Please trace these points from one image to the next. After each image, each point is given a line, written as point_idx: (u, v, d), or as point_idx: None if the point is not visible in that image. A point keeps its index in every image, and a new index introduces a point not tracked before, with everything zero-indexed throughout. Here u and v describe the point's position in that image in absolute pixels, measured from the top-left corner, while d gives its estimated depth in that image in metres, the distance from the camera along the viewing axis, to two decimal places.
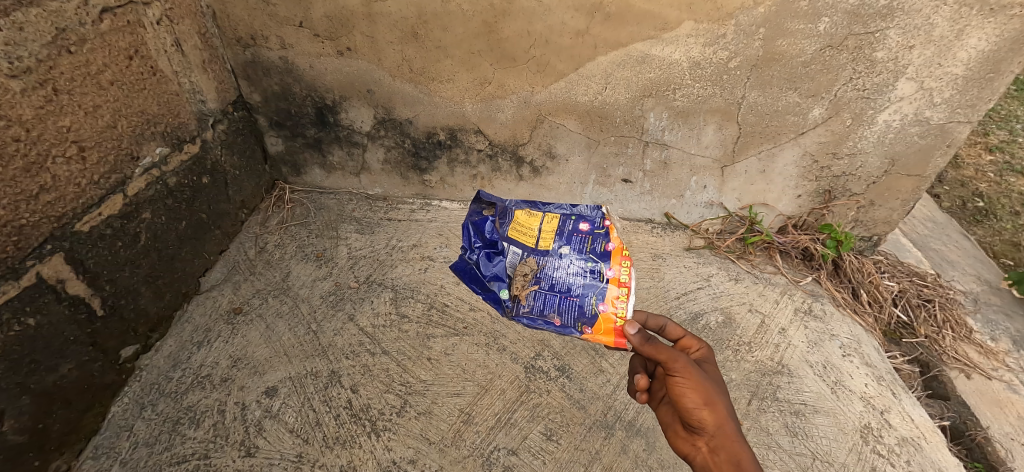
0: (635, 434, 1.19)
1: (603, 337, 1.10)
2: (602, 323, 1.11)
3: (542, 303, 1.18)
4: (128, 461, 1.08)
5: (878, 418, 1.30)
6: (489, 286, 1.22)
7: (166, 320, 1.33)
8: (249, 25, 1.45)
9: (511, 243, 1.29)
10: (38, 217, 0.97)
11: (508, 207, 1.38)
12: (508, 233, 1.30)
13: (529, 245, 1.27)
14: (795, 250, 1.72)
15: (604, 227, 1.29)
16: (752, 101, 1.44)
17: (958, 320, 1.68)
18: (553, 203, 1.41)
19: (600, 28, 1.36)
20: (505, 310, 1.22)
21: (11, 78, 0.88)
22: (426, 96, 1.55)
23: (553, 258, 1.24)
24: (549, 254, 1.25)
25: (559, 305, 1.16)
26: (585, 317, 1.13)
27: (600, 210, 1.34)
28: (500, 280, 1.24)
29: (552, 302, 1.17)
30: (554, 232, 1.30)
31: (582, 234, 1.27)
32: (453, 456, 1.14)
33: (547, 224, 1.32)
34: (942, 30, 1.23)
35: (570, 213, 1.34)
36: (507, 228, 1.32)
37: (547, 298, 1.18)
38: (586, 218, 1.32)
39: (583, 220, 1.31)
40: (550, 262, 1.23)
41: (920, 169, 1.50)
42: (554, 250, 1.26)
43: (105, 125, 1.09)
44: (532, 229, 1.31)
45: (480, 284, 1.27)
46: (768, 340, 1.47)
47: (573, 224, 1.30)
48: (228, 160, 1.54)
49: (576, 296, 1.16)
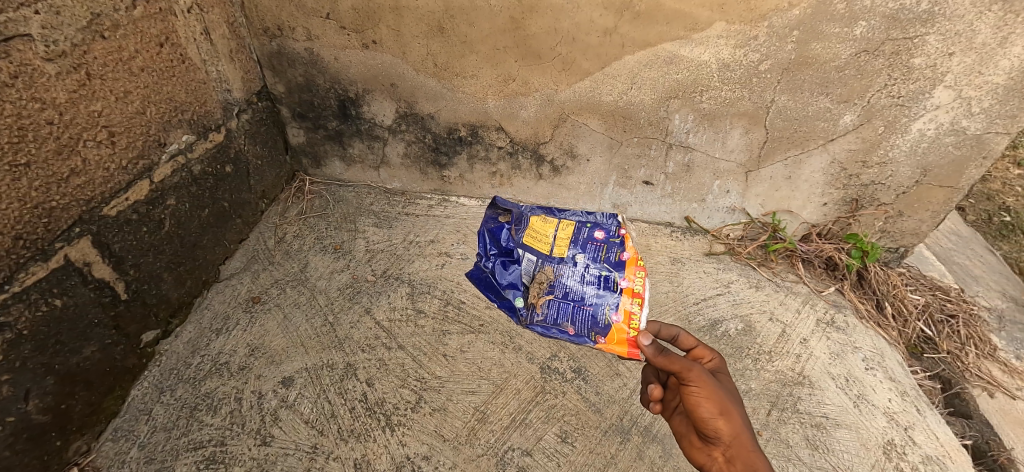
0: (652, 440, 1.18)
1: (615, 346, 1.31)
2: (614, 333, 1.31)
3: (556, 311, 1.37)
4: (146, 445, 1.09)
5: (902, 435, 1.26)
6: (506, 294, 1.43)
7: (186, 306, 1.33)
8: (277, 15, 1.45)
9: (528, 252, 1.50)
10: (68, 200, 0.98)
11: (523, 214, 1.62)
12: (528, 246, 1.51)
13: (543, 253, 1.48)
14: (818, 259, 1.68)
15: (617, 236, 1.52)
16: (781, 105, 1.41)
17: (981, 337, 1.64)
18: (567, 213, 1.64)
19: (628, 27, 1.34)
20: (520, 318, 1.40)
21: (45, 61, 0.89)
22: (449, 91, 1.54)
23: (568, 265, 1.45)
24: (564, 261, 1.46)
25: (573, 314, 1.36)
26: (598, 327, 1.33)
27: (612, 219, 1.58)
28: (515, 288, 1.45)
29: (566, 310, 1.36)
30: (568, 240, 1.51)
31: (595, 243, 1.49)
32: (468, 454, 1.13)
33: (562, 233, 1.53)
34: (985, 38, 1.19)
35: (584, 223, 1.57)
36: (523, 236, 1.54)
37: (562, 306, 1.37)
38: (599, 229, 1.55)
39: (596, 231, 1.54)
40: (564, 269, 1.44)
41: (952, 180, 1.46)
42: (569, 257, 1.46)
43: (135, 111, 1.10)
44: (548, 237, 1.52)
45: (495, 292, 1.46)
46: (788, 349, 1.43)
47: (587, 235, 1.52)
48: (251, 150, 1.54)
49: (589, 305, 1.36)
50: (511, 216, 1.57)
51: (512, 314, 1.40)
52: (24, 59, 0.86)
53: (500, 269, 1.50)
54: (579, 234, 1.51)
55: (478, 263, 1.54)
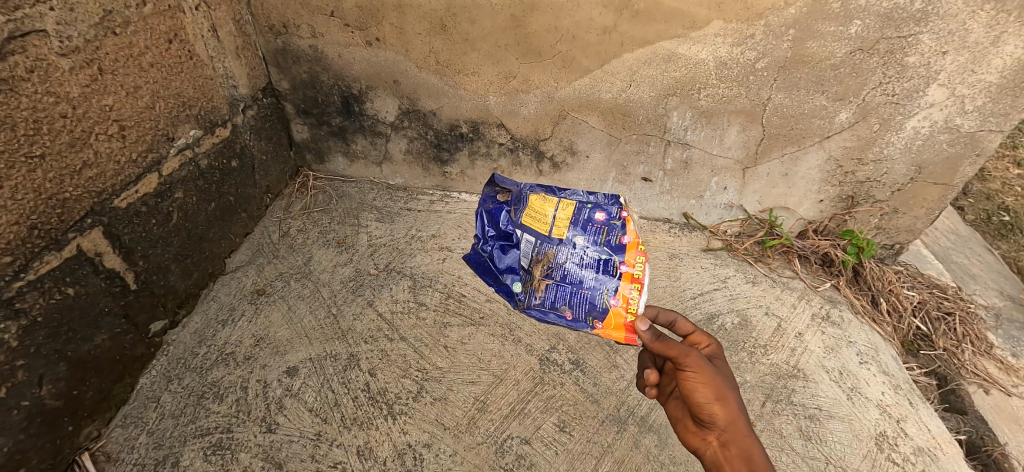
0: (648, 430, 1.20)
1: (614, 334, 1.14)
2: (614, 320, 1.13)
3: (553, 296, 1.21)
4: (155, 431, 1.12)
5: (894, 426, 1.29)
6: (503, 279, 1.31)
7: (192, 297, 1.36)
8: (282, 13, 1.48)
9: (526, 233, 1.28)
10: (80, 191, 1.01)
11: (523, 192, 1.38)
12: (525, 228, 1.29)
13: (542, 234, 1.26)
14: (815, 255, 1.71)
15: (621, 217, 1.25)
16: (778, 102, 1.43)
17: (978, 334, 1.66)
18: (569, 189, 1.38)
19: (627, 25, 1.36)
20: (517, 302, 1.30)
21: (60, 57, 0.92)
22: (451, 89, 1.57)
23: (567, 247, 1.23)
24: (562, 243, 1.23)
25: (570, 298, 1.19)
26: (596, 312, 1.16)
27: (616, 198, 1.30)
28: (513, 272, 1.31)
29: (564, 294, 1.19)
30: (568, 221, 1.27)
31: (597, 224, 1.24)
32: (468, 442, 1.16)
33: (562, 212, 1.28)
34: (977, 37, 1.21)
35: (586, 202, 1.30)
36: (521, 216, 1.31)
37: (558, 291, 1.20)
38: (602, 207, 1.28)
39: (599, 210, 1.27)
40: (563, 251, 1.22)
41: (947, 177, 1.48)
42: (568, 239, 1.23)
43: (145, 106, 1.13)
44: (546, 217, 1.29)
45: (493, 275, 1.37)
46: (783, 343, 1.46)
47: (591, 214, 1.26)
48: (256, 145, 1.57)
49: (587, 290, 1.17)
50: (509, 195, 1.32)
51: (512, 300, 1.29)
52: (39, 54, 0.88)
53: (500, 251, 1.33)
54: (581, 212, 1.26)
55: (476, 246, 1.40)
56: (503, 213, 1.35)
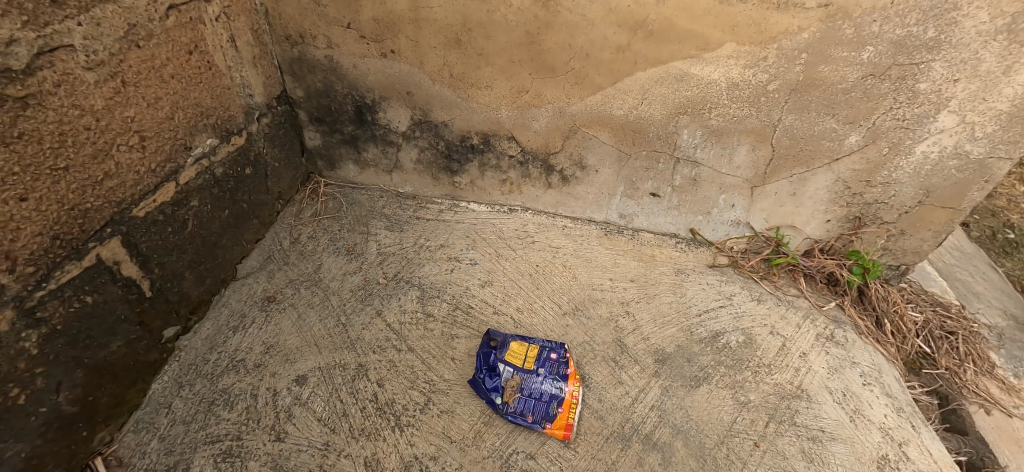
0: (652, 448, 1.24)
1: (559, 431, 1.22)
2: (558, 417, 1.23)
3: (521, 406, 1.25)
4: (166, 437, 1.14)
5: (896, 450, 1.29)
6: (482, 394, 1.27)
7: (205, 303, 1.38)
8: (299, 24, 1.50)
9: (504, 361, 1.31)
10: (101, 202, 1.03)
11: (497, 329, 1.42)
12: (500, 355, 1.32)
13: (510, 359, 1.32)
14: (820, 274, 1.70)
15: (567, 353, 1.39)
16: (788, 124, 1.44)
17: (980, 354, 1.68)
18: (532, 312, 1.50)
19: (641, 44, 1.38)
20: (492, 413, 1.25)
21: (86, 70, 0.94)
22: (464, 101, 1.58)
23: (528, 369, 1.31)
24: (527, 368, 1.31)
25: (532, 406, 1.25)
26: (550, 414, 1.24)
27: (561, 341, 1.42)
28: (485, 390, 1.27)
29: (528, 406, 1.25)
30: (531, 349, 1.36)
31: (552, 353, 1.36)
32: (474, 455, 1.17)
33: (525, 341, 1.37)
34: (989, 66, 1.22)
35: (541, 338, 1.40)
36: (499, 349, 1.34)
37: (523, 403, 1.25)
38: (554, 343, 1.40)
39: (553, 344, 1.39)
40: (526, 373, 1.30)
41: (954, 201, 1.49)
42: (532, 364, 1.32)
43: (164, 117, 1.15)
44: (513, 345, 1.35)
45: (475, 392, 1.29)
46: (788, 363, 1.46)
47: (549, 350, 1.36)
48: (269, 152, 1.59)
49: (545, 400, 1.26)
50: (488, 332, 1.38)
51: (490, 406, 1.25)
52: (66, 69, 0.90)
53: (475, 378, 1.30)
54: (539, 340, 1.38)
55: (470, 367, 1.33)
56: (485, 350, 1.34)
